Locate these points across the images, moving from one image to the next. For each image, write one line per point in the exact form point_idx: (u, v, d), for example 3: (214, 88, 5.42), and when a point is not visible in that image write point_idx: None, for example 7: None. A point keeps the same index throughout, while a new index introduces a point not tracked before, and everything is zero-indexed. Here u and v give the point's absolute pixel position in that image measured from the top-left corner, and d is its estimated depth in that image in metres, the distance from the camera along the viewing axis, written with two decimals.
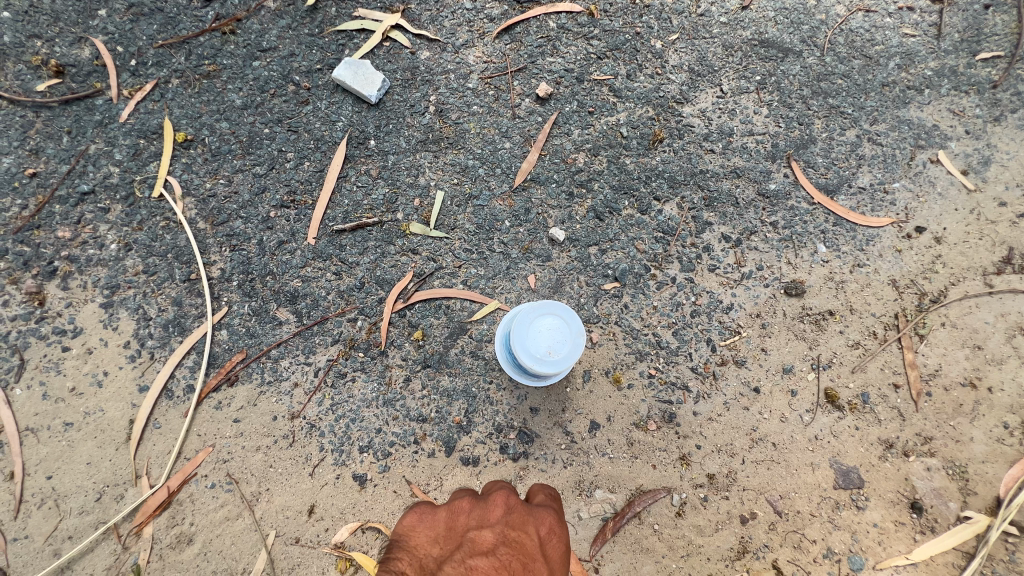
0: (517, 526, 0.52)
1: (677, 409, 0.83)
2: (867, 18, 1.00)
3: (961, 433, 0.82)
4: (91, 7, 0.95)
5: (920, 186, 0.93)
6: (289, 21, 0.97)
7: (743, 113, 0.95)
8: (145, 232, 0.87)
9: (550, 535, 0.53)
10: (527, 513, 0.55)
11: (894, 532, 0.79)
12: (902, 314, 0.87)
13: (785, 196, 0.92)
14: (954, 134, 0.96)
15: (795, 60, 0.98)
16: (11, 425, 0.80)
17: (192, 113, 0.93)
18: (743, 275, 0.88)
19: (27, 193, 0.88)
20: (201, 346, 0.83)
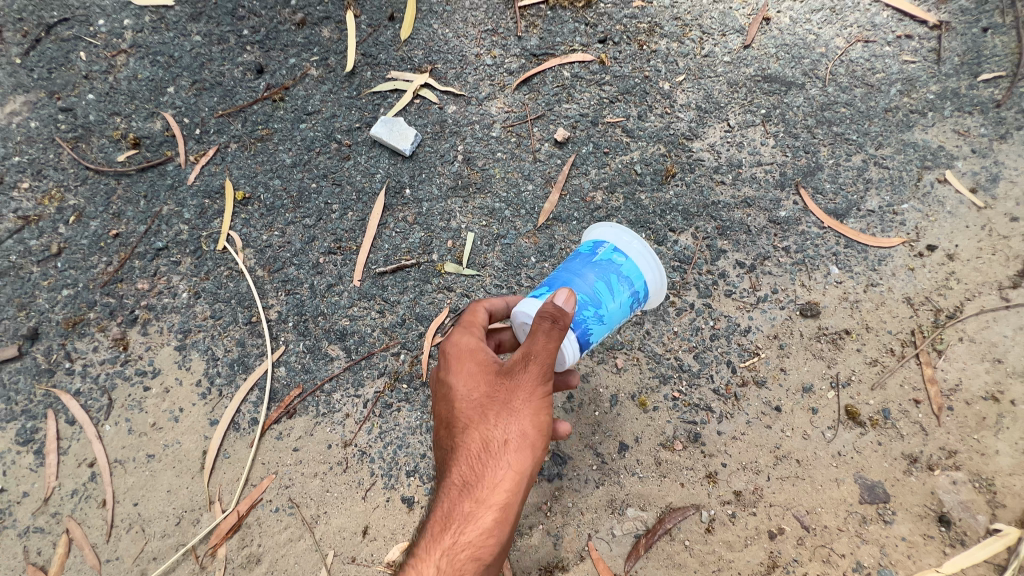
0: (445, 388, 0.74)
1: (701, 428, 0.88)
2: (866, 48, 1.07)
3: (986, 447, 0.84)
4: (163, 87, 1.10)
5: (929, 206, 0.97)
6: (330, 86, 1.09)
7: (751, 145, 1.01)
8: (211, 281, 0.98)
9: (462, 345, 0.73)
10: (451, 359, 0.73)
11: (923, 546, 0.81)
12: (918, 330, 0.90)
13: (795, 222, 0.97)
14: (960, 154, 0.99)
15: (798, 92, 1.04)
16: (101, 458, 0.90)
17: (249, 173, 1.04)
18: (758, 298, 0.93)
19: (112, 251, 1.01)
20: (262, 382, 0.93)
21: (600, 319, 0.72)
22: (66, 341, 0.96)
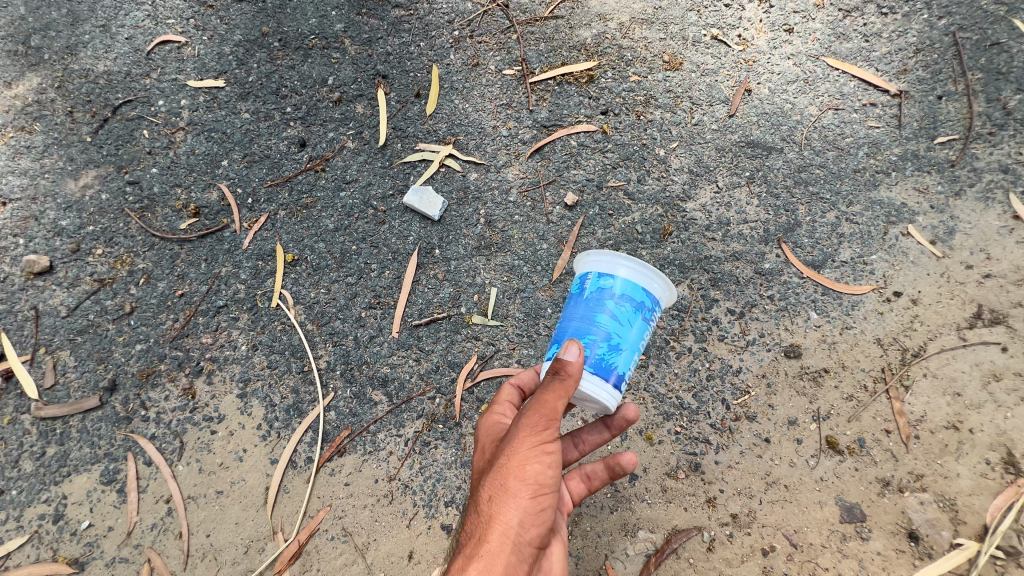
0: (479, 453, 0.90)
1: (701, 459, 1.01)
2: (836, 115, 1.21)
3: (948, 470, 0.97)
4: (218, 160, 1.25)
5: (895, 257, 1.11)
6: (365, 157, 1.23)
7: (737, 205, 1.16)
8: (267, 334, 1.12)
9: (492, 417, 0.90)
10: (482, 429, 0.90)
11: (896, 559, 0.93)
12: (888, 368, 1.03)
13: (778, 273, 1.11)
14: (921, 209, 1.13)
15: (778, 156, 1.19)
16: (177, 494, 1.03)
17: (297, 237, 1.18)
18: (748, 342, 1.06)
19: (178, 309, 1.15)
20: (316, 424, 1.06)
21: (618, 346, 0.81)
22: (141, 391, 1.10)
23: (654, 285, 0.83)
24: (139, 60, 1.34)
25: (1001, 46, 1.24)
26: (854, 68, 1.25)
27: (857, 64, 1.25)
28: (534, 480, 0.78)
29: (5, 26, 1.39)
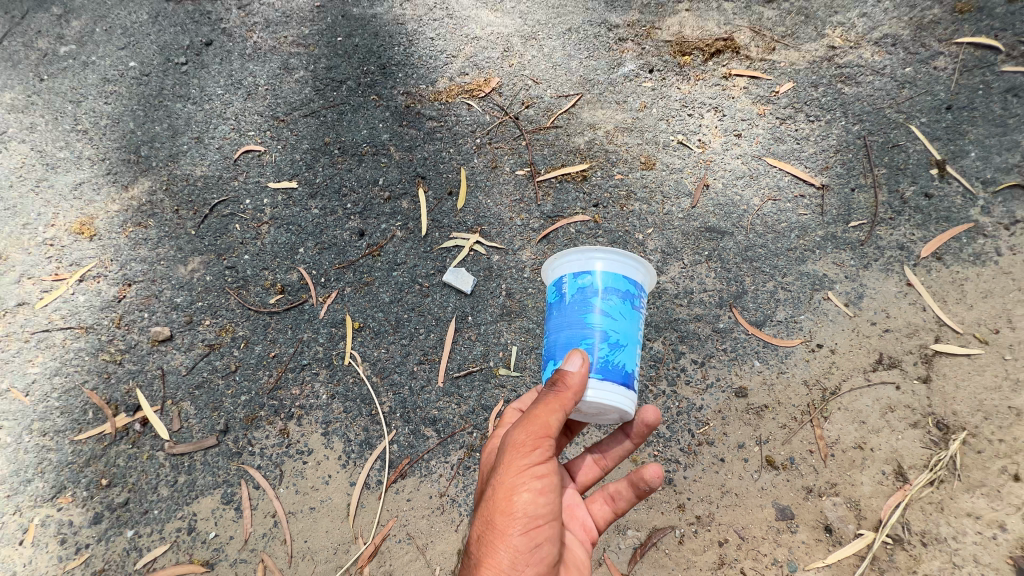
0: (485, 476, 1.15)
1: (674, 474, 1.35)
2: (774, 204, 1.57)
3: (855, 479, 1.31)
4: (296, 248, 1.60)
5: (818, 316, 1.46)
6: (411, 243, 1.59)
7: (699, 278, 1.51)
8: (342, 385, 1.47)
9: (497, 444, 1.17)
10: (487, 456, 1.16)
11: (816, 546, 1.27)
12: (812, 402, 1.38)
13: (730, 331, 1.46)
14: (838, 279, 1.49)
15: (730, 238, 1.54)
16: (280, 510, 1.37)
17: (361, 308, 1.54)
18: (707, 385, 1.41)
19: (272, 367, 1.49)
20: (383, 454, 1.40)
21: (612, 335, 1.04)
22: (248, 431, 1.44)
23: (623, 272, 1.07)
24: (228, 166, 1.70)
25: (901, 147, 1.61)
26: (788, 166, 1.61)
27: (790, 162, 1.62)
28: (530, 491, 1.03)
29: (119, 139, 1.76)
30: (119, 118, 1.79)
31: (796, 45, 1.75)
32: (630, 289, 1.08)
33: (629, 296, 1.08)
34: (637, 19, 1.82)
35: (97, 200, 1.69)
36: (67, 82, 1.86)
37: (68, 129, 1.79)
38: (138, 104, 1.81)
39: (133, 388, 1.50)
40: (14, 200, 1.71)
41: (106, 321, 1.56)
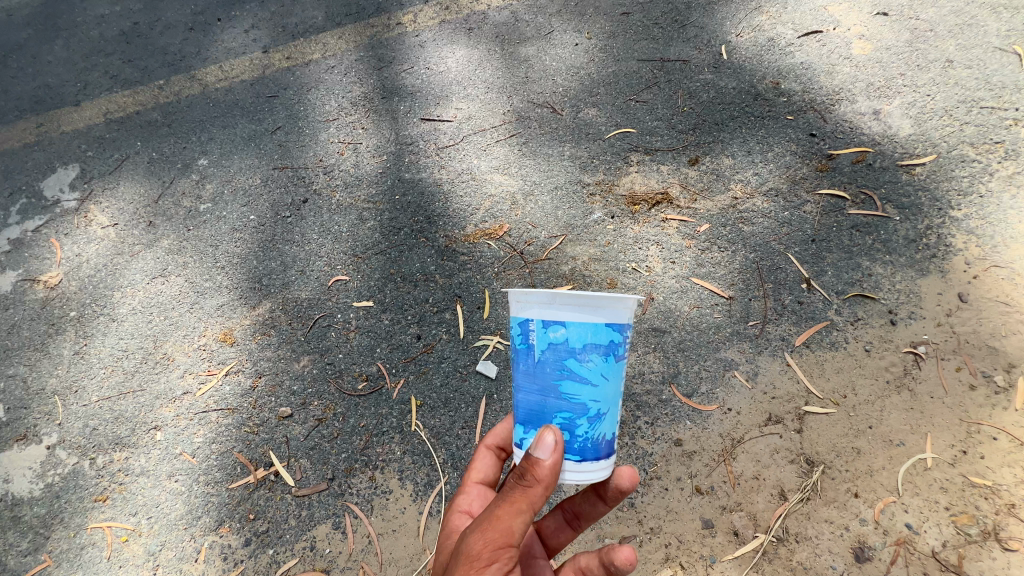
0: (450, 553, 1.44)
1: (635, 499, 2.03)
2: (698, 310, 2.33)
3: (753, 499, 1.99)
4: (374, 348, 2.35)
5: (729, 388, 2.18)
6: (453, 343, 2.33)
7: (648, 363, 2.25)
8: (410, 444, 2.16)
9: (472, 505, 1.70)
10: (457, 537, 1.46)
11: (728, 544, 1.94)
12: (725, 448, 2.08)
13: (670, 400, 2.18)
14: (742, 362, 2.22)
15: (669, 335, 2.29)
16: (372, 532, 2.03)
17: (421, 390, 2.26)
18: (656, 437, 2.12)
19: (362, 432, 2.20)
20: (440, 492, 2.07)
21: (584, 402, 1.41)
22: (347, 478, 2.12)
23: (585, 327, 1.38)
24: (325, 291, 2.48)
25: (783, 268, 2.38)
26: (707, 283, 2.38)
27: (709, 280, 2.39)
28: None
29: (247, 273, 2.55)
30: (246, 257, 2.59)
31: (711, 196, 2.56)
32: (593, 344, 1.39)
33: (592, 348, 1.39)
34: (602, 178, 2.64)
35: (234, 317, 2.45)
36: (208, 232, 2.67)
37: (210, 266, 2.58)
38: (259, 247, 2.61)
39: (267, 450, 2.19)
40: (176, 318, 2.47)
41: (246, 403, 2.28)
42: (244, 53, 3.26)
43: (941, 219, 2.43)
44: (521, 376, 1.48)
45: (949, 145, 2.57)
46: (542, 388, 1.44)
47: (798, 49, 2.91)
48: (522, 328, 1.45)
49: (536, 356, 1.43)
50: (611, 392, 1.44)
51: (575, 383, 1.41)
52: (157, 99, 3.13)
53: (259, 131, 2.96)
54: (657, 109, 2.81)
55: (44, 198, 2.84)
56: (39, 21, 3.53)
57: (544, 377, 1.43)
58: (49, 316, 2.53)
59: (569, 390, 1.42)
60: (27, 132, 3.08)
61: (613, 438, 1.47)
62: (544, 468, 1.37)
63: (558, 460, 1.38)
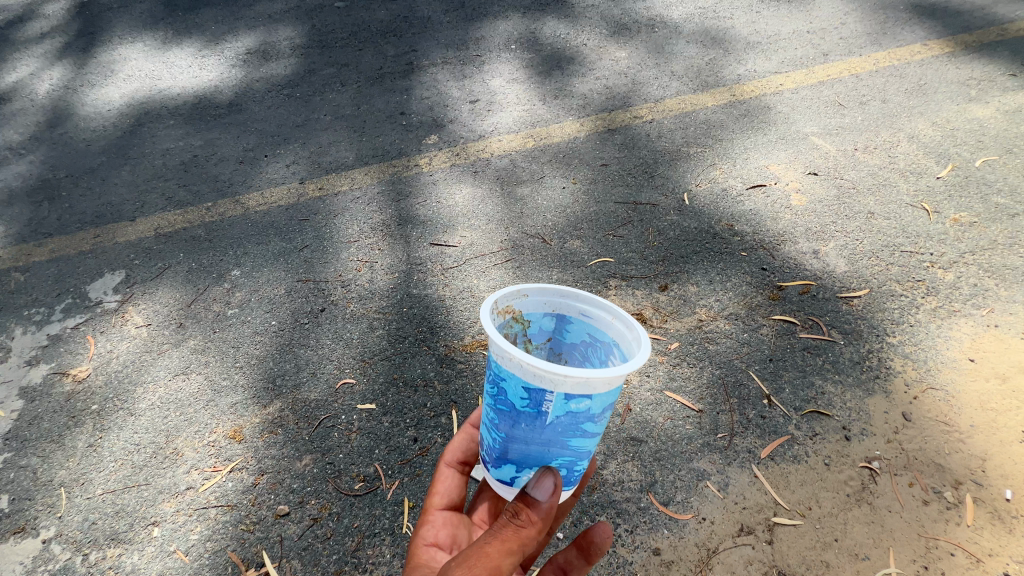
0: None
1: None
2: (671, 421, 2.57)
3: None
4: (374, 449, 2.52)
5: (702, 498, 2.33)
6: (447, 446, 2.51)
7: (627, 471, 2.42)
8: (399, 547, 2.23)
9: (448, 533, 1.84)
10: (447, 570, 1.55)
11: None
12: (701, 558, 2.17)
13: (648, 507, 2.31)
14: (713, 472, 2.41)
15: (645, 444, 2.50)
16: None
17: (414, 491, 2.39)
18: (636, 545, 2.21)
19: (354, 534, 2.28)
20: None
21: (586, 449, 1.58)
22: None
23: (606, 395, 1.44)
24: (333, 392, 2.72)
25: (745, 384, 2.67)
26: (679, 396, 2.65)
27: (680, 393, 2.66)
28: None
29: (263, 373, 2.80)
30: (264, 359, 2.86)
31: (680, 318, 2.93)
32: (606, 406, 1.48)
33: (604, 409, 1.49)
34: None
35: (245, 415, 2.65)
36: (232, 334, 2.97)
37: (230, 366, 2.84)
38: (277, 350, 2.90)
39: (260, 549, 2.25)
40: (191, 414, 2.67)
41: (245, 501, 2.38)
42: (283, 183, 3.85)
43: (879, 344, 2.79)
44: (531, 433, 1.53)
45: (879, 281, 3.03)
46: (554, 446, 1.53)
47: (747, 198, 3.52)
48: (541, 399, 1.43)
49: (553, 423, 1.48)
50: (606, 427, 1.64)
51: (586, 436, 1.54)
52: (203, 218, 3.63)
53: (288, 248, 3.41)
54: (632, 242, 3.31)
55: (88, 299, 3.18)
56: (112, 151, 4.18)
57: (557, 437, 1.52)
58: (70, 408, 2.72)
59: (578, 443, 1.55)
60: (84, 241, 3.52)
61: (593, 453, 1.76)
62: (540, 508, 1.56)
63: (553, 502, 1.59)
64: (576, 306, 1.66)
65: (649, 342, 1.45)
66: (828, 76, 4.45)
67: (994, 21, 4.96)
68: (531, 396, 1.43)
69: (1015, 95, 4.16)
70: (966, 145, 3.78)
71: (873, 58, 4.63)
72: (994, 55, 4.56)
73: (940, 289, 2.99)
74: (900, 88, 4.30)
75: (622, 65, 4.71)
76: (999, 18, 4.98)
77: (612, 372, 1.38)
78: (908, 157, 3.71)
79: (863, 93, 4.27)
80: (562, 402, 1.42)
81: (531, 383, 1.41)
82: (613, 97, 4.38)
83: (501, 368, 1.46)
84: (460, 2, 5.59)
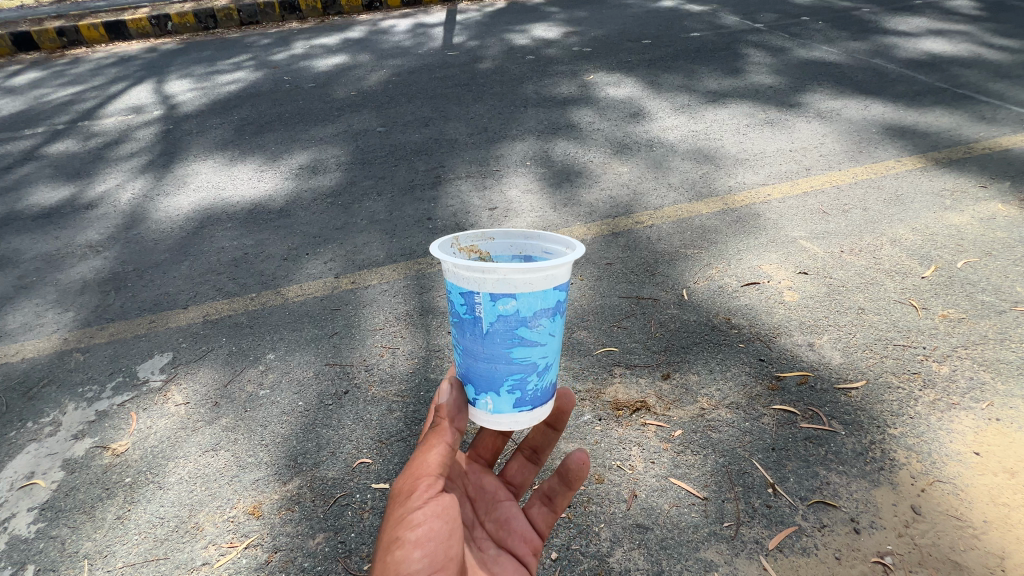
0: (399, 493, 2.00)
1: None
2: (677, 508, 2.61)
3: None
4: None
5: None
6: None
7: (634, 559, 2.42)
8: None
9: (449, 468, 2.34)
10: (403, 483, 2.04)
11: None
12: None
13: None
14: (721, 563, 2.38)
15: (651, 532, 2.52)
16: None
17: None
18: None
19: None
20: None
21: (527, 359, 2.00)
22: None
23: (529, 299, 1.89)
24: (349, 470, 2.86)
25: (749, 472, 2.72)
26: (683, 483, 2.71)
27: (684, 480, 2.72)
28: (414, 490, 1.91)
29: (286, 451, 2.98)
30: (288, 437, 3.05)
31: (682, 406, 3.07)
32: (533, 312, 1.92)
33: (532, 315, 1.92)
34: (591, 385, 3.23)
35: (266, 491, 2.79)
36: (261, 413, 3.20)
37: (257, 443, 3.03)
38: (301, 428, 3.10)
39: None
40: (215, 489, 2.81)
41: None
42: (320, 277, 4.31)
43: (881, 434, 2.85)
44: (476, 343, 2.00)
45: (875, 373, 3.16)
46: (497, 357, 1.98)
47: (742, 295, 3.79)
48: (473, 303, 1.92)
49: (489, 329, 1.94)
50: (552, 346, 2.03)
51: (523, 345, 1.97)
52: (246, 307, 4.05)
53: (319, 334, 3.75)
54: (635, 333, 3.56)
55: (136, 378, 3.50)
56: (176, 249, 4.78)
57: (497, 346, 1.96)
58: (106, 481, 2.90)
59: (517, 352, 1.98)
60: (141, 326, 3.94)
61: (553, 379, 2.11)
62: (445, 404, 2.07)
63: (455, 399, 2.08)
64: (538, 247, 2.10)
65: (572, 255, 1.82)
66: (811, 188, 4.94)
67: (961, 142, 5.53)
68: (466, 300, 1.93)
69: (988, 205, 4.53)
70: (946, 248, 4.07)
71: (852, 172, 5.15)
72: (964, 170, 5.03)
73: (937, 381, 3.09)
74: (879, 198, 4.73)
75: (624, 178, 5.32)
76: (964, 139, 5.56)
77: (526, 274, 1.84)
78: (892, 259, 4.00)
79: (845, 202, 4.70)
80: (489, 307, 1.90)
81: (464, 290, 1.92)
82: (617, 206, 4.91)
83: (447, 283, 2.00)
84: (484, 128, 6.50)
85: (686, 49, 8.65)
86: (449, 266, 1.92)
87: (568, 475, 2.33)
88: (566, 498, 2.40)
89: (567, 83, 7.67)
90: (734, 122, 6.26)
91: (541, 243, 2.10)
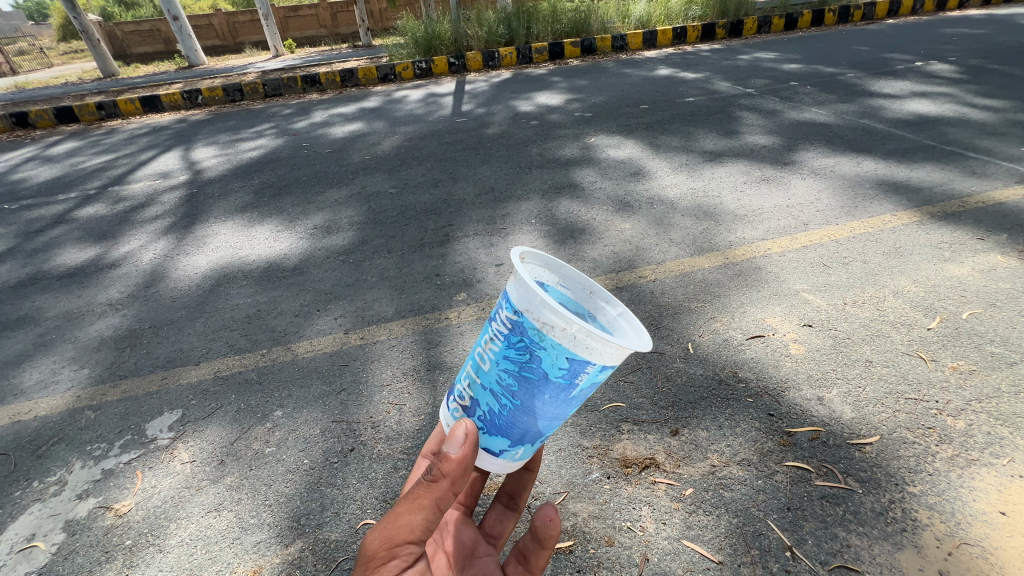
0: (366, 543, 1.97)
1: None
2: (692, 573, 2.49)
3: None
4: None
5: None
6: None
7: None
8: None
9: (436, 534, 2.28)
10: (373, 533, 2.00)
11: None
12: None
13: None
14: None
15: None
16: None
17: None
18: None
19: None
20: None
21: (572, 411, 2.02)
22: None
23: None
24: (353, 533, 2.80)
25: (765, 534, 2.62)
26: (697, 545, 2.61)
27: (697, 542, 2.62)
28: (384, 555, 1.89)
29: (289, 512, 2.93)
30: (292, 497, 3.01)
31: (692, 463, 3.00)
32: None
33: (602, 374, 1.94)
34: (599, 442, 3.19)
35: (267, 554, 2.72)
36: (266, 472, 3.17)
37: (260, 503, 2.99)
38: (305, 488, 3.06)
39: None
40: (216, 552, 2.75)
41: None
42: (330, 333, 4.39)
43: (900, 493, 2.76)
44: (552, 405, 1.83)
45: (889, 428, 3.10)
46: (562, 417, 1.91)
47: (748, 348, 3.80)
48: (583, 372, 1.73)
49: (577, 394, 1.82)
50: None
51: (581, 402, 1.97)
52: (257, 363, 4.11)
53: (327, 391, 3.78)
54: (642, 388, 3.55)
55: (145, 436, 3.51)
56: (192, 307, 4.92)
57: (569, 408, 1.88)
58: (106, 543, 2.85)
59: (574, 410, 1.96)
60: (153, 383, 4.00)
61: None
62: (451, 458, 1.89)
63: (458, 454, 1.90)
64: (557, 278, 2.04)
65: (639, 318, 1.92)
66: (811, 242, 5.05)
67: (954, 196, 5.68)
68: (572, 368, 1.70)
69: (988, 256, 4.60)
70: (949, 299, 4.10)
71: (849, 226, 5.27)
72: (960, 223, 5.14)
73: (953, 436, 3.02)
74: (878, 251, 4.81)
75: (627, 234, 5.49)
76: (958, 193, 5.72)
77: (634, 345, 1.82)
78: (896, 311, 4.03)
79: (845, 255, 4.79)
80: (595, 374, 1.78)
81: (583, 360, 1.69)
82: (620, 261, 5.04)
83: (554, 342, 1.67)
84: (491, 188, 6.80)
85: (682, 113, 9.15)
86: (583, 331, 1.62)
87: (539, 533, 2.20)
88: (543, 556, 2.29)
89: (569, 145, 8.08)
90: (732, 180, 6.51)
91: (558, 277, 2.04)
